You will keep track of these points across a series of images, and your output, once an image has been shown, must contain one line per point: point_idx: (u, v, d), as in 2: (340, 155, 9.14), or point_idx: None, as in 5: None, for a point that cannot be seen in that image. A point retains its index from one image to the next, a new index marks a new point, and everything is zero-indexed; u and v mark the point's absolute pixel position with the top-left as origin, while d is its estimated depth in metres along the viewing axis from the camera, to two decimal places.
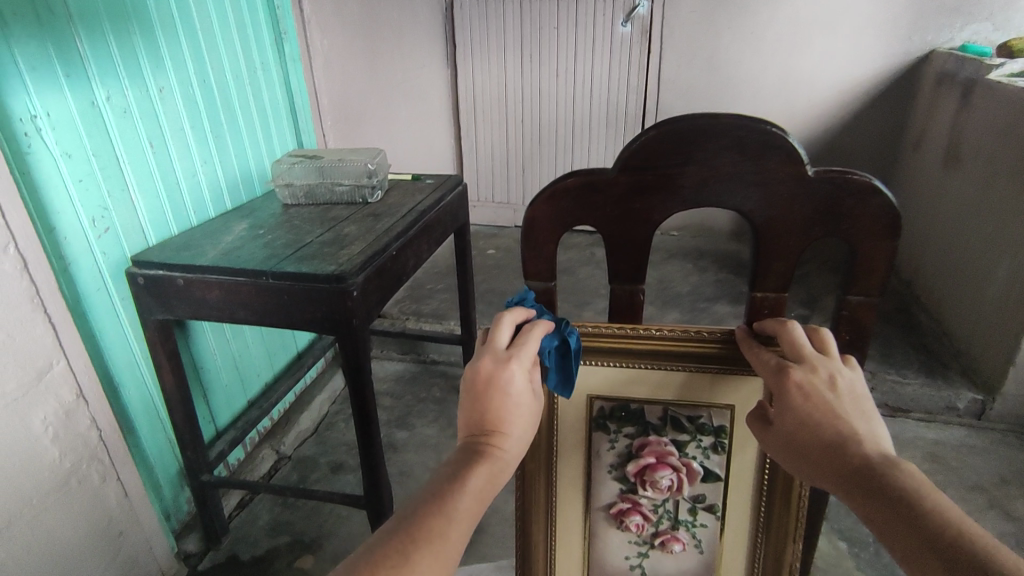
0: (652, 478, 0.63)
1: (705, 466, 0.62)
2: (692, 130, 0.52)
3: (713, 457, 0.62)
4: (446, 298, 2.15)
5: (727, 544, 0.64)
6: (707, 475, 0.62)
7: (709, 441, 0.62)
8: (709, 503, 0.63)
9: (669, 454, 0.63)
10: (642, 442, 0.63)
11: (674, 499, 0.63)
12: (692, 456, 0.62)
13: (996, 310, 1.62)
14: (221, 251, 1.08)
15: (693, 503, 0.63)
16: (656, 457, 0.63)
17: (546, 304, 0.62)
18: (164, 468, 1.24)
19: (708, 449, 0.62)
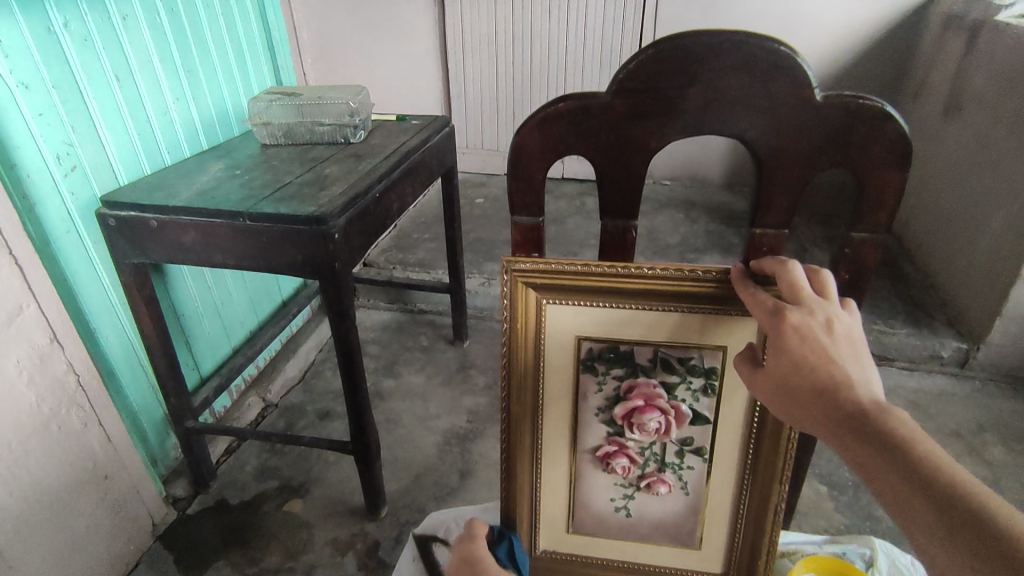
0: (640, 420, 0.61)
1: (695, 408, 0.61)
2: (696, 50, 0.48)
3: (703, 400, 0.61)
4: (433, 247, 2.11)
5: (713, 486, 0.64)
6: (696, 417, 0.61)
7: (699, 384, 0.60)
8: (696, 446, 0.62)
9: (658, 396, 0.61)
10: (630, 384, 0.61)
11: (661, 441, 0.62)
12: (681, 398, 0.61)
13: (987, 260, 1.62)
14: (196, 191, 1.03)
15: (681, 445, 0.62)
16: (644, 399, 0.61)
17: (534, 242, 0.59)
18: (148, 414, 1.22)
19: (699, 392, 0.61)
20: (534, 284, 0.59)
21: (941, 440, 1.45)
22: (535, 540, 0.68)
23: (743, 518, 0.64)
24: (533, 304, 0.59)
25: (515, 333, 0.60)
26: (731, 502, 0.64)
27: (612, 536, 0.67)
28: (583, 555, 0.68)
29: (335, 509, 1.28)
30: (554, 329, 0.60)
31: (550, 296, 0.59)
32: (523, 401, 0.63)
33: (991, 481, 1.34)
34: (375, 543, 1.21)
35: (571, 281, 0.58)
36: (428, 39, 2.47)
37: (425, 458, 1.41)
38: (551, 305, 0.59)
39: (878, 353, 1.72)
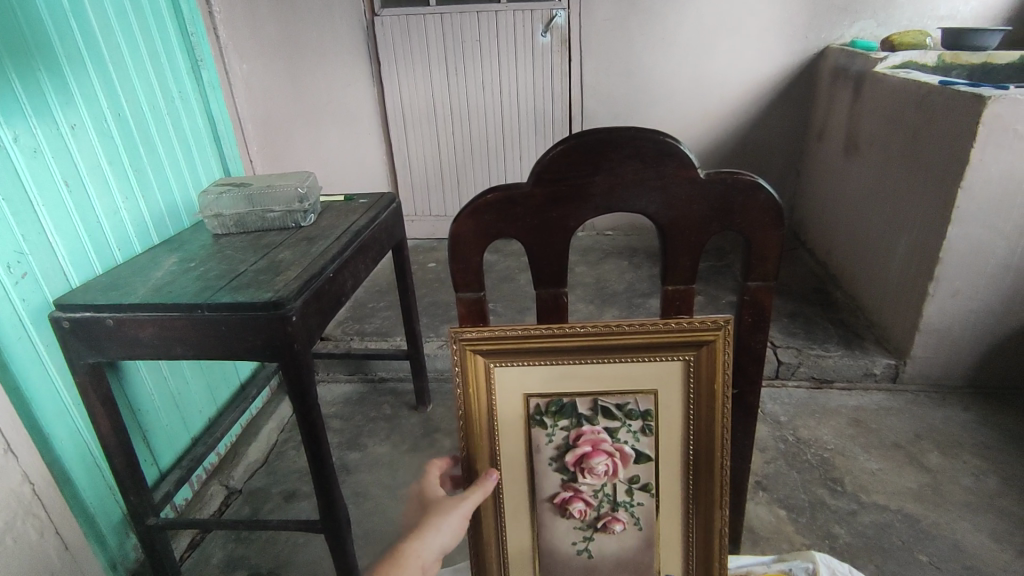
0: (588, 466, 0.67)
1: (637, 448, 0.67)
2: (597, 143, 0.57)
3: (643, 439, 0.67)
4: (389, 315, 2.15)
5: (662, 518, 0.69)
6: (639, 456, 0.67)
7: (634, 425, 0.67)
8: (643, 483, 0.68)
9: (602, 441, 0.67)
10: (577, 433, 0.67)
11: (611, 482, 0.68)
12: (621, 440, 0.67)
13: (900, 281, 1.78)
14: (152, 287, 1.06)
15: (629, 484, 0.68)
16: (590, 445, 0.67)
17: (478, 313, 0.65)
18: (107, 516, 1.20)
19: (638, 432, 0.67)
20: (481, 350, 0.65)
21: (884, 452, 1.55)
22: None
23: (695, 544, 0.69)
24: (481, 370, 0.66)
25: (469, 397, 0.66)
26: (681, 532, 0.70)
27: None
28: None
29: None
30: (502, 389, 0.66)
31: (497, 361, 0.65)
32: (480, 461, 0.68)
33: (933, 487, 1.44)
34: None
35: (513, 343, 0.64)
36: (369, 118, 2.59)
37: (398, 527, 1.41)
38: (499, 368, 0.66)
39: (819, 377, 1.83)
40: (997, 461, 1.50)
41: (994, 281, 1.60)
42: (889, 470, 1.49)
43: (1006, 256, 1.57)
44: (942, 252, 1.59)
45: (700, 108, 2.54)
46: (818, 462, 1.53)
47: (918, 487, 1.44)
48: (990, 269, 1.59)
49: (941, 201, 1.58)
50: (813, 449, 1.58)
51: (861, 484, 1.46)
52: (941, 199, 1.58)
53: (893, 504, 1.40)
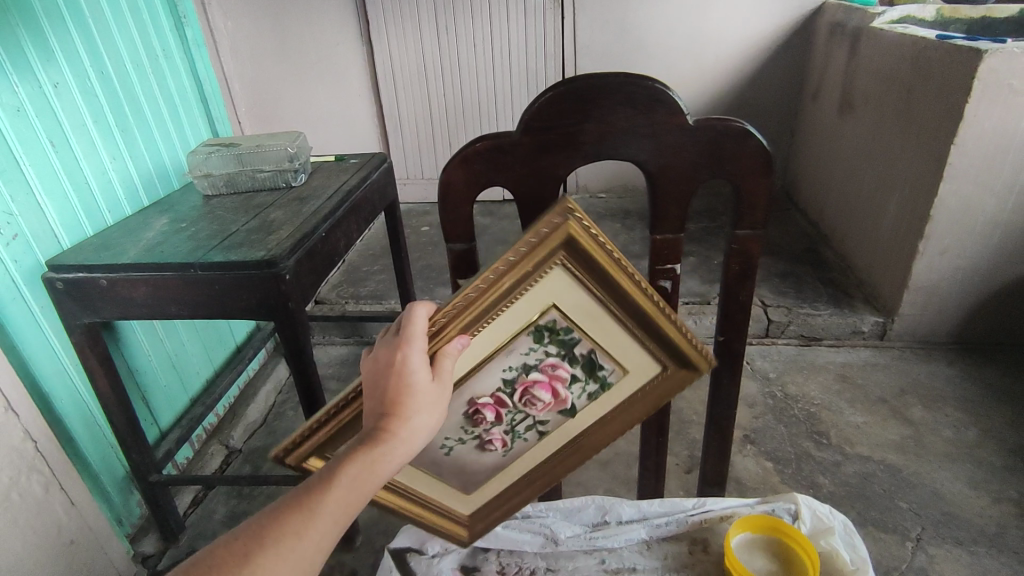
0: (534, 393, 0.68)
1: (571, 402, 0.70)
2: (588, 89, 0.57)
3: (582, 398, 0.70)
4: (383, 278, 2.16)
5: (518, 466, 0.75)
6: (568, 408, 0.70)
7: (593, 384, 0.69)
8: (545, 425, 0.72)
9: (560, 381, 0.68)
10: (551, 362, 0.67)
11: (526, 416, 0.71)
12: (576, 384, 0.69)
13: (890, 240, 1.79)
14: (144, 247, 1.06)
15: (536, 422, 0.71)
16: (550, 378, 0.68)
17: (469, 264, 0.67)
18: (111, 474, 1.22)
19: (585, 392, 0.70)
20: (567, 241, 0.58)
21: (869, 406, 1.59)
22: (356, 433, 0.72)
23: (502, 501, 0.77)
24: (551, 254, 0.58)
25: (524, 270, 0.59)
26: (508, 487, 0.76)
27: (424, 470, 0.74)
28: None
29: None
30: (551, 286, 0.61)
31: (564, 261, 0.60)
32: (459, 319, 0.58)
33: (915, 439, 1.48)
34: (353, 571, 1.23)
35: (594, 261, 0.59)
36: (359, 79, 2.54)
37: None
38: (555, 269, 0.60)
39: (808, 335, 1.86)
40: (978, 413, 1.54)
41: (983, 238, 1.62)
42: (873, 423, 1.53)
43: (995, 212, 1.58)
44: (933, 209, 1.59)
45: (695, 67, 2.50)
46: (805, 416, 1.57)
47: (901, 438, 1.48)
48: (980, 227, 1.60)
49: (934, 157, 1.58)
50: (801, 405, 1.61)
51: (846, 436, 1.50)
52: (934, 155, 1.58)
53: (876, 455, 1.44)
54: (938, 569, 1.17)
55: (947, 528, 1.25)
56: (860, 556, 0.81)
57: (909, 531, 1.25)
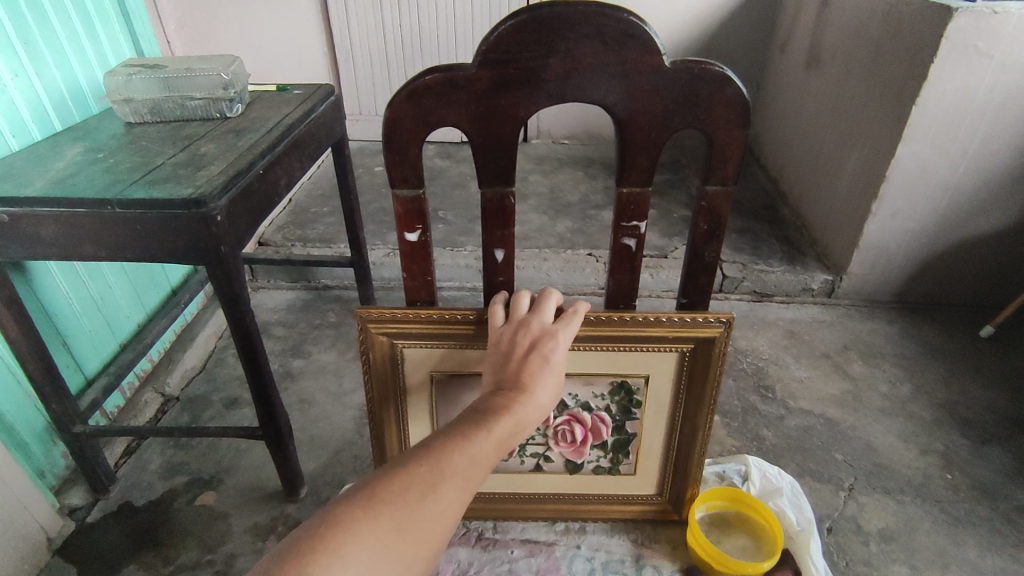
0: (572, 430, 0.77)
1: (583, 462, 0.79)
2: (554, 18, 0.51)
3: (591, 464, 0.79)
4: (332, 221, 2.05)
5: (494, 480, 0.80)
6: (576, 464, 0.79)
7: (609, 462, 0.79)
8: (548, 461, 0.79)
9: (591, 439, 0.77)
10: (599, 415, 0.76)
11: (547, 447, 0.78)
12: (597, 450, 0.78)
13: (846, 199, 1.80)
14: (52, 179, 0.94)
15: (545, 456, 0.78)
16: (591, 429, 0.77)
17: (418, 213, 0.62)
18: (28, 425, 1.14)
19: (596, 461, 0.79)
20: (702, 337, 0.70)
21: (814, 362, 1.63)
22: (402, 353, 0.71)
23: None
24: (689, 336, 0.70)
25: (665, 334, 0.70)
26: (481, 499, 0.81)
27: (438, 415, 0.75)
28: (400, 389, 0.73)
29: (251, 496, 1.26)
30: (659, 361, 0.72)
31: (685, 353, 0.71)
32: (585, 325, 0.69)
33: (853, 394, 1.53)
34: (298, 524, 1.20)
35: (700, 369, 0.72)
36: (306, 1, 2.34)
37: (343, 433, 1.41)
38: (668, 353, 0.71)
39: (760, 291, 1.88)
40: (914, 370, 1.61)
41: (934, 201, 1.64)
42: (817, 378, 1.58)
43: (948, 174, 1.60)
44: (889, 169, 1.60)
45: (665, 9, 2.40)
46: (752, 370, 1.60)
47: (841, 394, 1.53)
48: (931, 189, 1.62)
49: (896, 116, 1.56)
50: (749, 359, 1.64)
51: (791, 391, 1.54)
52: (896, 115, 1.57)
53: (818, 410, 1.48)
54: (867, 518, 1.23)
55: (877, 479, 1.31)
56: (805, 516, 0.85)
57: (843, 481, 1.30)
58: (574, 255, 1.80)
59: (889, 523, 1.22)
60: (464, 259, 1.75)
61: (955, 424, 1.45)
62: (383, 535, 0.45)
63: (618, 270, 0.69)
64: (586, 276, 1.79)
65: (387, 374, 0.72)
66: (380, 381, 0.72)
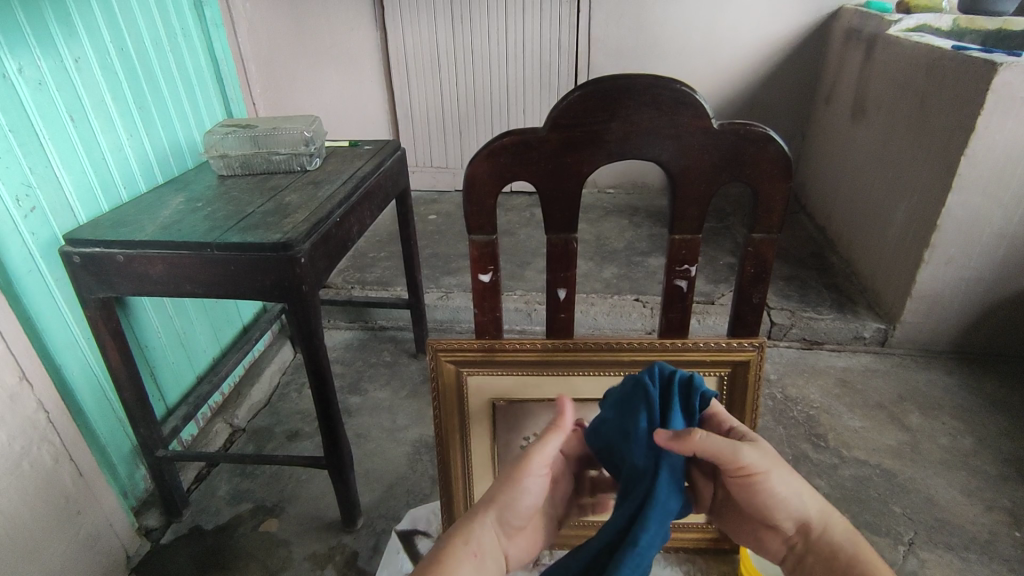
0: None
1: None
2: (615, 90, 0.60)
3: None
4: (390, 265, 2.17)
5: None
6: None
7: None
8: None
9: None
10: None
11: None
12: None
13: (895, 246, 1.81)
14: (160, 225, 1.07)
15: None
16: None
17: (490, 255, 0.70)
18: (117, 447, 1.24)
19: None
20: (740, 359, 0.73)
21: (867, 412, 1.61)
22: (465, 379, 0.77)
23: None
24: (729, 359, 0.73)
25: (704, 358, 0.73)
26: None
27: (497, 441, 0.79)
28: (464, 414, 0.78)
29: (311, 525, 1.32)
30: (701, 384, 0.75)
31: (724, 373, 0.74)
32: (627, 351, 0.74)
33: (911, 445, 1.50)
34: (353, 553, 1.25)
35: (740, 392, 0.75)
36: (372, 65, 2.55)
37: (397, 468, 1.47)
38: (708, 375, 0.75)
39: (810, 338, 1.88)
40: (974, 423, 1.56)
41: (989, 249, 1.63)
42: (871, 429, 1.55)
43: (1002, 224, 1.59)
44: (941, 219, 1.60)
45: (708, 67, 2.50)
46: (804, 419, 1.59)
47: (897, 444, 1.50)
48: (985, 239, 1.62)
49: (945, 166, 1.58)
50: (800, 407, 1.63)
51: (844, 440, 1.52)
52: (944, 166, 1.59)
53: (873, 460, 1.46)
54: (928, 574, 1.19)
55: (939, 534, 1.27)
56: None
57: (902, 535, 1.27)
58: (620, 301, 1.85)
59: None
60: (514, 303, 1.82)
61: (1021, 480, 1.39)
62: None
63: (669, 308, 0.75)
64: (632, 321, 1.83)
65: (453, 399, 0.77)
66: (447, 406, 0.78)
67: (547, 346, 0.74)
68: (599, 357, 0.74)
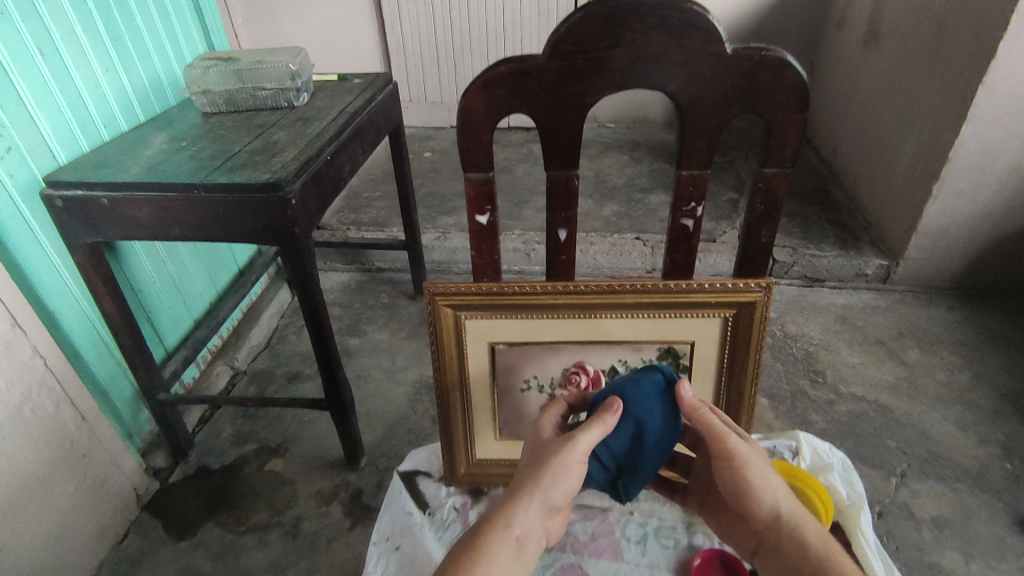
0: None
1: None
2: (621, 11, 0.55)
3: None
4: (385, 206, 2.12)
5: None
6: None
7: None
8: None
9: None
10: None
11: None
12: None
13: (902, 181, 1.76)
14: (144, 166, 1.03)
15: None
16: None
17: (486, 194, 0.67)
18: (119, 391, 1.24)
19: None
20: (746, 299, 0.71)
21: (866, 348, 1.61)
22: (463, 322, 0.75)
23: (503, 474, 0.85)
24: (734, 299, 0.71)
25: (708, 299, 0.71)
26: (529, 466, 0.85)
27: (497, 382, 0.79)
28: (463, 358, 0.77)
29: (316, 463, 1.35)
30: (704, 325, 0.74)
31: (729, 314, 0.73)
32: (629, 293, 0.72)
33: (908, 381, 1.51)
34: (359, 490, 1.29)
35: (744, 333, 0.73)
36: None
37: (398, 408, 1.48)
38: (712, 316, 0.73)
39: (811, 276, 1.86)
40: (971, 358, 1.57)
41: (999, 183, 1.59)
42: (869, 365, 1.56)
43: (1016, 156, 1.54)
44: (952, 152, 1.55)
45: None
46: (802, 355, 1.60)
47: (894, 380, 1.51)
48: (996, 172, 1.57)
49: (960, 95, 1.52)
50: (799, 344, 1.63)
51: (842, 377, 1.53)
52: (959, 96, 1.52)
53: (869, 395, 1.47)
54: (918, 503, 1.23)
55: (931, 465, 1.30)
56: (855, 491, 0.87)
57: (894, 468, 1.30)
58: (620, 239, 1.82)
59: (942, 510, 1.21)
60: (513, 244, 1.79)
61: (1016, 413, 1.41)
62: None
63: (674, 249, 0.72)
64: (632, 259, 1.80)
65: (452, 342, 0.76)
66: (446, 349, 0.76)
67: (548, 290, 0.72)
68: (600, 300, 0.72)
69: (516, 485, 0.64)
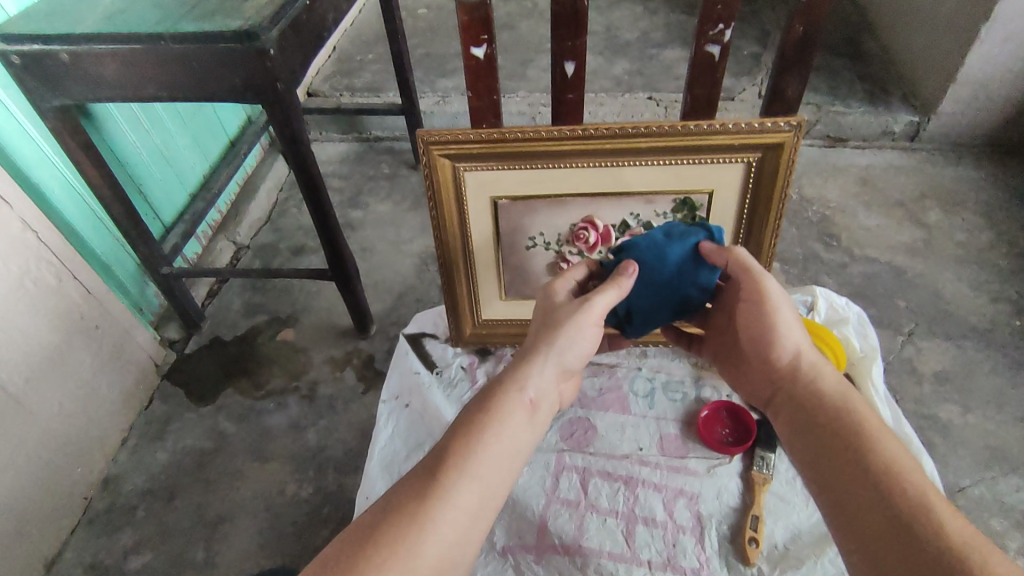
0: None
1: None
2: None
3: None
4: (379, 69, 1.97)
5: None
6: None
7: None
8: None
9: None
10: None
11: None
12: None
13: (943, 24, 1.59)
14: (104, 15, 0.92)
15: None
16: None
17: (483, 20, 0.59)
18: (120, 265, 1.23)
19: None
20: (772, 141, 0.65)
21: (885, 210, 1.55)
22: (462, 176, 0.71)
23: (511, 334, 0.85)
24: (760, 142, 0.65)
25: (731, 142, 0.66)
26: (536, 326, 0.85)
27: (500, 241, 0.76)
28: (464, 215, 0.74)
29: (326, 333, 1.37)
30: (724, 172, 0.69)
31: (753, 158, 0.67)
32: (643, 137, 0.66)
33: (925, 242, 1.46)
34: (370, 357, 1.31)
35: (767, 180, 0.69)
36: None
37: (404, 279, 1.47)
38: (734, 161, 0.68)
39: (834, 135, 1.74)
40: (995, 218, 1.51)
41: None
42: (887, 227, 1.51)
43: None
44: None
45: None
46: (818, 218, 1.54)
47: (911, 241, 1.47)
48: None
49: None
50: (816, 207, 1.57)
51: (857, 240, 1.48)
52: None
53: (884, 257, 1.44)
54: (923, 360, 1.24)
55: (940, 324, 1.30)
56: (869, 343, 0.90)
57: (902, 327, 1.29)
58: (632, 99, 1.70)
59: (947, 365, 1.23)
60: (517, 107, 1.68)
61: None
62: (461, 443, 0.56)
63: (695, 85, 0.65)
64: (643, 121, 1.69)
65: (452, 197, 0.72)
66: (445, 205, 0.73)
67: (554, 135, 0.66)
68: (612, 146, 0.67)
69: (527, 348, 0.63)
